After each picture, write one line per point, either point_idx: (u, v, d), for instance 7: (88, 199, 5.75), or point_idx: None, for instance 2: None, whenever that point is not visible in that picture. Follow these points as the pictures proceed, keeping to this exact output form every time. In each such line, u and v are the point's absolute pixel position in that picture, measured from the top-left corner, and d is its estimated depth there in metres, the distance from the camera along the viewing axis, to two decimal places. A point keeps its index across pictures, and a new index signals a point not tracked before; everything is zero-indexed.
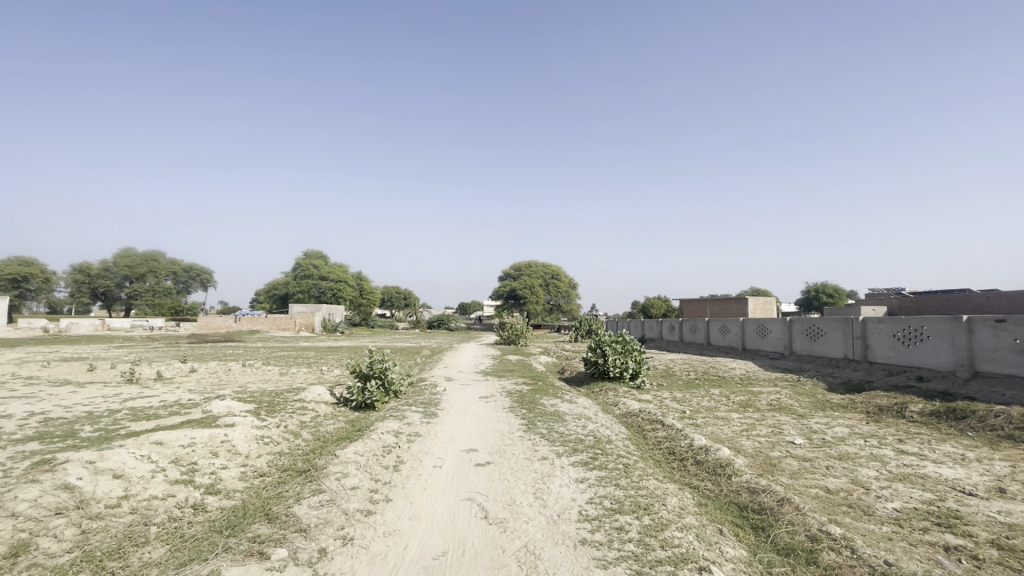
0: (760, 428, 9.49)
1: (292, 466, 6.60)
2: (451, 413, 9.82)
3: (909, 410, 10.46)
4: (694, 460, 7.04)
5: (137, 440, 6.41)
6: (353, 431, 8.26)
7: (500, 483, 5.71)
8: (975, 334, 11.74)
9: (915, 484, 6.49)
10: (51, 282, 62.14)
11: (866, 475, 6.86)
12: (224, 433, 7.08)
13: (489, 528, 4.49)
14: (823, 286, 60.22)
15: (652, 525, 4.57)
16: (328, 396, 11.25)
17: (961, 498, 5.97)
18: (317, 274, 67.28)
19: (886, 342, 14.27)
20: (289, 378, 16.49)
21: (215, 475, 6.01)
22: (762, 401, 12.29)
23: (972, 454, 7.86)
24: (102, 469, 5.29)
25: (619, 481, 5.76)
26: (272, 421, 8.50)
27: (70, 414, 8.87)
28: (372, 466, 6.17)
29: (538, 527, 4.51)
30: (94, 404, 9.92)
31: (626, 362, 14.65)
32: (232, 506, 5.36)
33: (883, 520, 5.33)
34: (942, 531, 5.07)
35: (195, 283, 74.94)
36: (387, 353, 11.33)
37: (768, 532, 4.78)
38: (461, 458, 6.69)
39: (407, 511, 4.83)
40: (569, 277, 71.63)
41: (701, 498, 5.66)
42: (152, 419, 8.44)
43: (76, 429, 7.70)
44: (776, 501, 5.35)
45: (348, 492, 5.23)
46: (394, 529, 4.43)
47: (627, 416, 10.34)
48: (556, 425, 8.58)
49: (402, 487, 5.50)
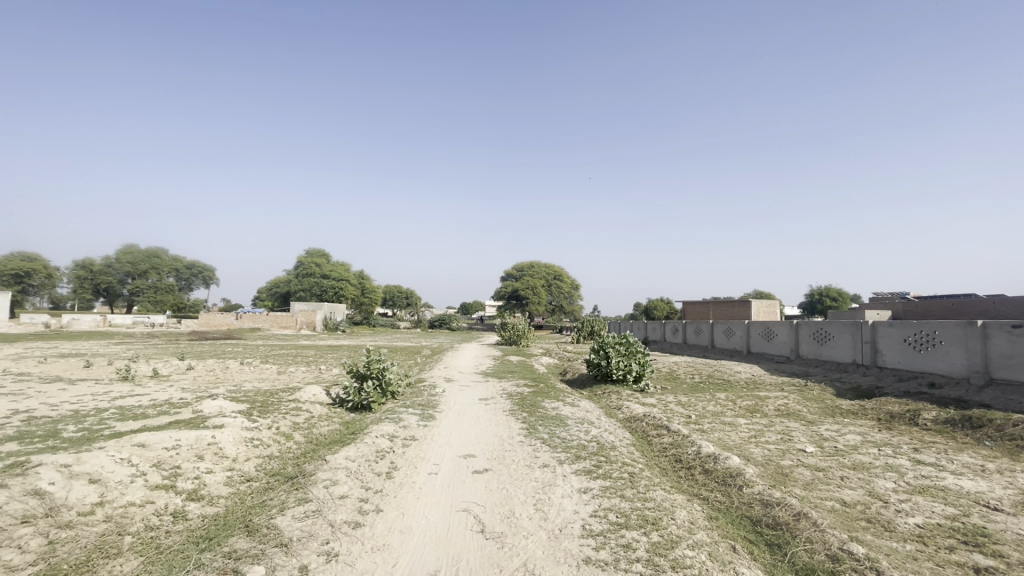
0: (769, 435, 9.16)
1: (281, 472, 6.29)
2: (450, 415, 9.52)
3: (923, 417, 10.09)
4: (702, 469, 6.70)
5: (118, 442, 6.10)
6: (346, 435, 7.95)
7: (499, 492, 5.41)
8: (990, 339, 11.36)
9: (937, 498, 6.14)
10: (54, 279, 62.31)
11: (884, 487, 6.52)
12: (210, 434, 6.78)
13: (487, 543, 4.19)
14: (828, 290, 59.63)
15: (661, 542, 4.25)
16: (324, 396, 10.96)
17: (987, 514, 5.61)
18: (318, 272, 66.90)
19: (897, 346, 13.86)
20: (287, 377, 16.24)
21: (199, 480, 5.72)
22: (770, 406, 11.92)
23: (992, 465, 7.51)
24: (77, 474, 4.98)
25: (624, 492, 5.42)
26: (264, 423, 8.21)
27: (54, 413, 8.55)
28: (363, 473, 5.86)
29: (538, 543, 4.20)
30: (81, 402, 9.60)
31: (630, 365, 14.31)
32: (214, 514, 5.07)
33: (906, 537, 5.00)
34: (970, 551, 4.74)
35: (197, 280, 74.61)
36: (385, 353, 11.06)
37: (785, 551, 4.45)
38: (457, 465, 6.37)
39: (398, 523, 4.53)
40: (570, 278, 71.64)
41: (712, 511, 5.33)
42: (139, 419, 8.15)
43: (59, 429, 7.42)
44: (791, 516, 5.01)
45: (336, 502, 4.92)
46: (384, 543, 4.13)
47: (631, 420, 10.02)
48: (558, 430, 8.25)
49: (393, 497, 5.19)
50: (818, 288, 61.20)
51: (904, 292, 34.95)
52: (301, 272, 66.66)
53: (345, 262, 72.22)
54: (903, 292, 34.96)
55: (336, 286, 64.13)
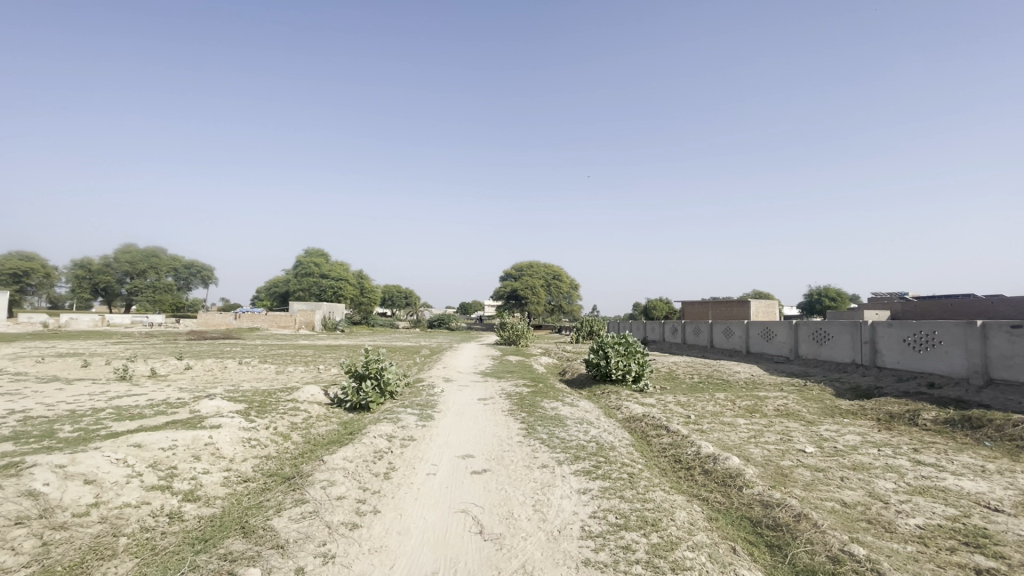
0: (769, 436, 9.13)
1: (278, 472, 6.25)
2: (449, 415, 9.48)
3: (922, 418, 10.08)
4: (702, 470, 6.67)
5: (114, 442, 6.06)
6: (344, 435, 7.91)
7: (497, 493, 5.38)
8: (990, 339, 11.34)
9: (937, 498, 6.12)
10: (52, 278, 62.16)
11: (884, 487, 6.50)
12: (207, 435, 6.73)
13: (485, 545, 4.15)
14: (827, 290, 59.69)
15: (661, 544, 4.21)
16: (322, 396, 10.92)
17: (988, 515, 5.59)
18: (318, 271, 66.69)
19: (897, 346, 13.85)
20: (285, 377, 16.18)
21: (195, 481, 5.67)
22: (769, 406, 11.89)
23: (993, 465, 7.50)
24: (72, 474, 4.94)
25: (624, 493, 5.39)
26: (262, 423, 8.16)
27: (50, 413, 8.51)
28: (360, 474, 5.82)
29: (537, 544, 4.17)
30: (78, 402, 9.54)
31: (629, 365, 14.28)
32: (211, 514, 5.03)
33: (907, 538, 4.98)
34: (971, 552, 4.71)
35: (196, 279, 74.40)
36: (383, 353, 11.01)
37: (785, 552, 4.42)
38: (456, 465, 6.34)
39: (395, 525, 4.49)
40: (570, 278, 71.69)
41: (712, 512, 5.30)
42: (136, 419, 8.10)
43: (55, 429, 7.38)
44: (792, 517, 4.98)
45: (333, 503, 4.89)
46: (381, 545, 4.10)
47: (630, 420, 10.00)
48: (557, 430, 8.21)
49: (391, 498, 5.15)
50: (818, 288, 61.20)
51: (903, 292, 34.97)
52: (300, 271, 66.52)
53: (344, 262, 72.14)
54: (902, 292, 34.98)
55: (334, 286, 64.11)
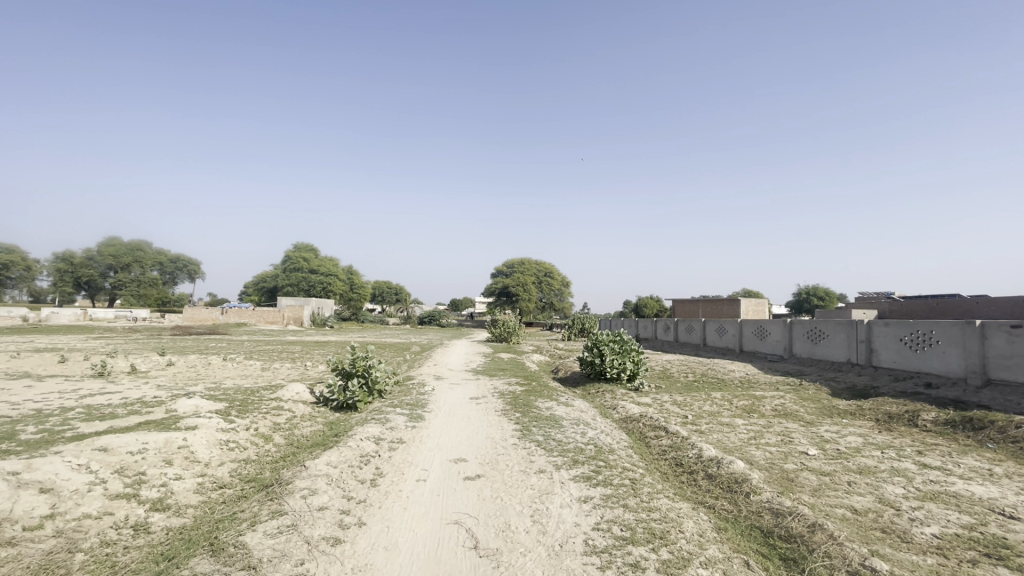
0: (769, 437, 8.88)
1: (256, 478, 5.86)
2: (439, 415, 9.13)
3: (922, 418, 9.88)
4: (705, 474, 6.37)
5: (78, 446, 5.59)
6: (330, 436, 7.50)
7: (493, 501, 5.03)
8: (988, 340, 11.19)
9: (950, 505, 5.86)
10: (33, 271, 60.41)
11: (893, 492, 6.25)
12: (181, 437, 6.26)
13: (481, 562, 3.79)
14: (817, 291, 59.97)
15: (672, 560, 3.89)
16: (307, 395, 10.46)
17: (1004, 523, 5.35)
18: (307, 266, 64.68)
19: (893, 346, 13.71)
20: (270, 374, 15.68)
21: (165, 488, 5.24)
22: (767, 407, 11.65)
23: (1001, 469, 7.27)
24: (26, 483, 4.50)
25: (627, 501, 5.05)
26: (242, 423, 7.72)
27: (14, 413, 8.00)
28: (345, 481, 5.43)
29: (536, 562, 3.82)
30: (45, 401, 9.02)
31: (623, 363, 13.99)
32: (180, 526, 4.62)
33: (924, 549, 4.72)
34: (995, 565, 4.44)
35: (183, 274, 72.95)
36: (371, 350, 10.58)
37: (802, 566, 4.13)
38: (448, 470, 5.99)
39: (382, 539, 4.13)
40: (563, 276, 71.55)
41: (719, 521, 5.00)
42: (107, 419, 7.64)
43: (18, 430, 6.92)
44: (806, 527, 4.69)
45: (314, 515, 4.50)
46: (365, 563, 3.72)
47: (628, 421, 9.69)
48: (553, 432, 7.85)
49: (378, 509, 4.78)
50: (811, 287, 61.43)
51: (891, 292, 35.17)
52: (287, 267, 64.86)
53: (334, 258, 71.38)
54: (890, 292, 35.20)
55: (324, 282, 63.21)
